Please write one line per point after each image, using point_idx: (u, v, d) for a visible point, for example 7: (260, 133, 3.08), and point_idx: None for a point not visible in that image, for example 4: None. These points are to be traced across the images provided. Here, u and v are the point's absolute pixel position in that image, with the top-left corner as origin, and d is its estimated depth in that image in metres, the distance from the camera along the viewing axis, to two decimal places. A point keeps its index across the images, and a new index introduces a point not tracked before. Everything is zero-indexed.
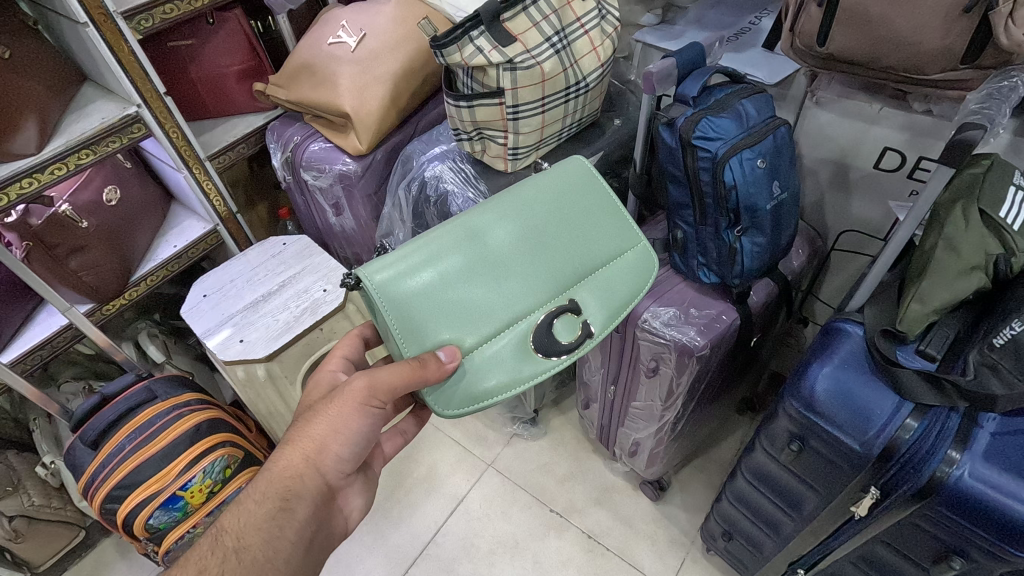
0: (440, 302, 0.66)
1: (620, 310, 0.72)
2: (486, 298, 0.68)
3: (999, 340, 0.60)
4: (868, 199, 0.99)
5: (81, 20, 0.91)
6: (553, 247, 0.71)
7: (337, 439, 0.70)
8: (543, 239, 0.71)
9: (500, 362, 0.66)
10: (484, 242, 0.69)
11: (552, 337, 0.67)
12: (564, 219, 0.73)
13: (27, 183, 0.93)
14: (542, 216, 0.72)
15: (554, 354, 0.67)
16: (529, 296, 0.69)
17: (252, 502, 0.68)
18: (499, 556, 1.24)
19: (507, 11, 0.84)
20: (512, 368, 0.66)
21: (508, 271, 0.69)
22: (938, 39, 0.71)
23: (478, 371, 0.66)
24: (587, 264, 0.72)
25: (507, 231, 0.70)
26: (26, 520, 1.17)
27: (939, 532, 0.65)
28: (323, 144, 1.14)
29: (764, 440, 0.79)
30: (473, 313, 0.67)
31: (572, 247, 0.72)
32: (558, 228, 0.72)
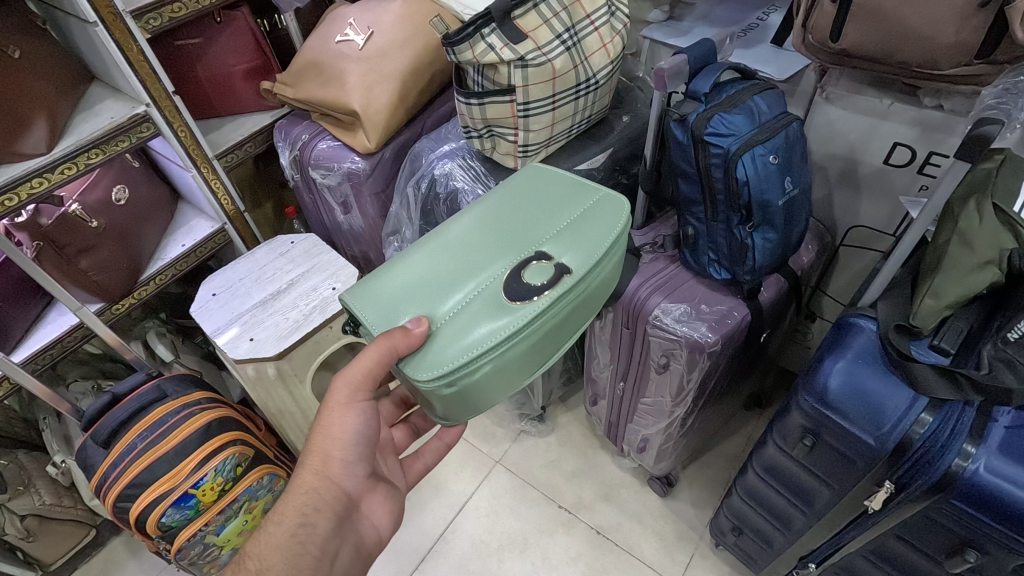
0: (407, 288, 0.71)
1: (597, 249, 0.71)
2: (451, 274, 0.71)
3: (1013, 335, 0.62)
4: (878, 195, 0.99)
5: (91, 20, 0.91)
6: (516, 222, 0.75)
7: (337, 445, 0.73)
8: (505, 218, 0.75)
9: (474, 317, 0.66)
10: (448, 237, 0.75)
11: (524, 282, 0.67)
12: (524, 203, 0.78)
13: (37, 183, 0.94)
14: (501, 205, 0.78)
15: (529, 297, 0.67)
16: (494, 259, 0.71)
17: (272, 524, 0.71)
18: (508, 553, 1.24)
19: (518, 8, 0.84)
20: (487, 322, 0.66)
21: (473, 248, 0.72)
22: (952, 34, 0.71)
23: (453, 333, 0.66)
24: (552, 222, 0.74)
25: (470, 222, 0.76)
26: (37, 519, 1.18)
27: (954, 525, 0.65)
28: (332, 142, 1.14)
29: (776, 435, 0.80)
30: (441, 288, 0.69)
31: (536, 218, 0.75)
32: (520, 210, 0.76)
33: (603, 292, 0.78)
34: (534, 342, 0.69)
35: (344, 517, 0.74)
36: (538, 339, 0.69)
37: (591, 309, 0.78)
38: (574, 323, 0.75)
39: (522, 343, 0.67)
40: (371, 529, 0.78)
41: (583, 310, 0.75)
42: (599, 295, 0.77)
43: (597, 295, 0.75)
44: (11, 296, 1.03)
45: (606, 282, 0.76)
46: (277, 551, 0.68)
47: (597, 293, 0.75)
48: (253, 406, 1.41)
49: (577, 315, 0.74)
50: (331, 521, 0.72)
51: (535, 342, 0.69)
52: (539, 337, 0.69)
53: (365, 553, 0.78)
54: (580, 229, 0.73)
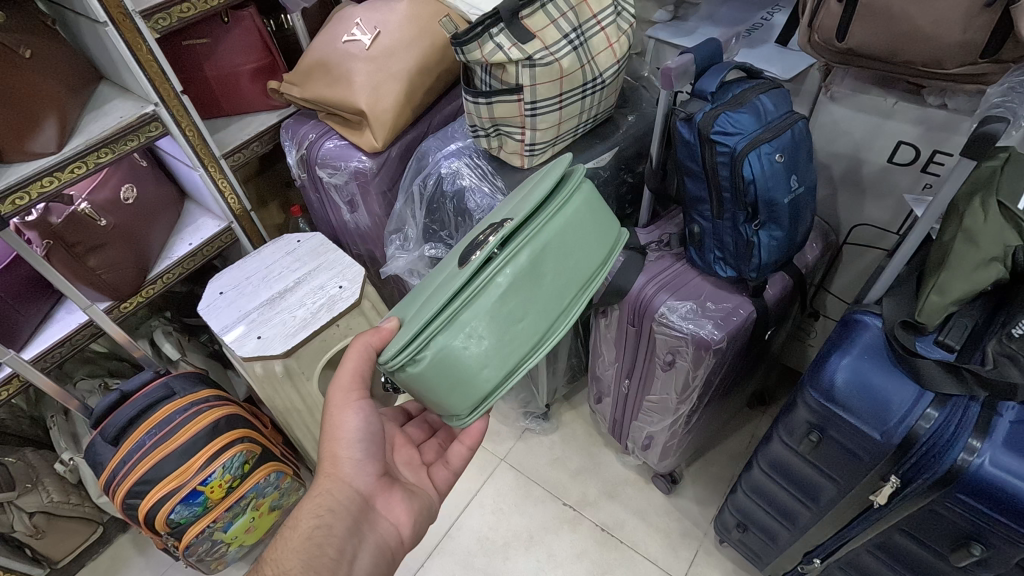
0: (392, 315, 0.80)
1: (537, 198, 0.75)
2: (424, 287, 0.78)
3: (1017, 331, 0.63)
4: (882, 193, 0.99)
5: (102, 19, 0.92)
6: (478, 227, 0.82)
7: (342, 445, 0.76)
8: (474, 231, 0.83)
9: (433, 294, 0.71)
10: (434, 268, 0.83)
11: (470, 249, 0.72)
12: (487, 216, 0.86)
13: (48, 182, 0.94)
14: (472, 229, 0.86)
15: (473, 256, 0.70)
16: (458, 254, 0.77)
17: (290, 529, 0.72)
18: (513, 549, 1.25)
19: (526, 8, 0.85)
20: (442, 290, 0.70)
21: (447, 261, 0.80)
22: (958, 34, 0.72)
23: (415, 315, 0.71)
24: (503, 208, 0.80)
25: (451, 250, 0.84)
26: (46, 515, 1.19)
27: (960, 520, 0.66)
28: (338, 141, 1.15)
29: (782, 431, 0.80)
30: (416, 298, 0.77)
31: (494, 214, 0.81)
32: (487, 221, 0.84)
33: (587, 244, 0.78)
34: (499, 296, 0.69)
35: (360, 517, 0.75)
36: (502, 292, 0.69)
37: (582, 265, 0.77)
38: (557, 280, 0.74)
39: (479, 298, 0.68)
40: (392, 527, 0.78)
41: (562, 263, 0.74)
42: (575, 238, 0.76)
43: (570, 245, 0.75)
44: (22, 294, 1.03)
45: (579, 231, 0.77)
46: (288, 552, 0.69)
47: (572, 244, 0.76)
48: (258, 403, 1.42)
49: (554, 270, 0.74)
50: (349, 521, 0.73)
51: (498, 293, 0.69)
52: (501, 288, 0.69)
53: (390, 552, 0.77)
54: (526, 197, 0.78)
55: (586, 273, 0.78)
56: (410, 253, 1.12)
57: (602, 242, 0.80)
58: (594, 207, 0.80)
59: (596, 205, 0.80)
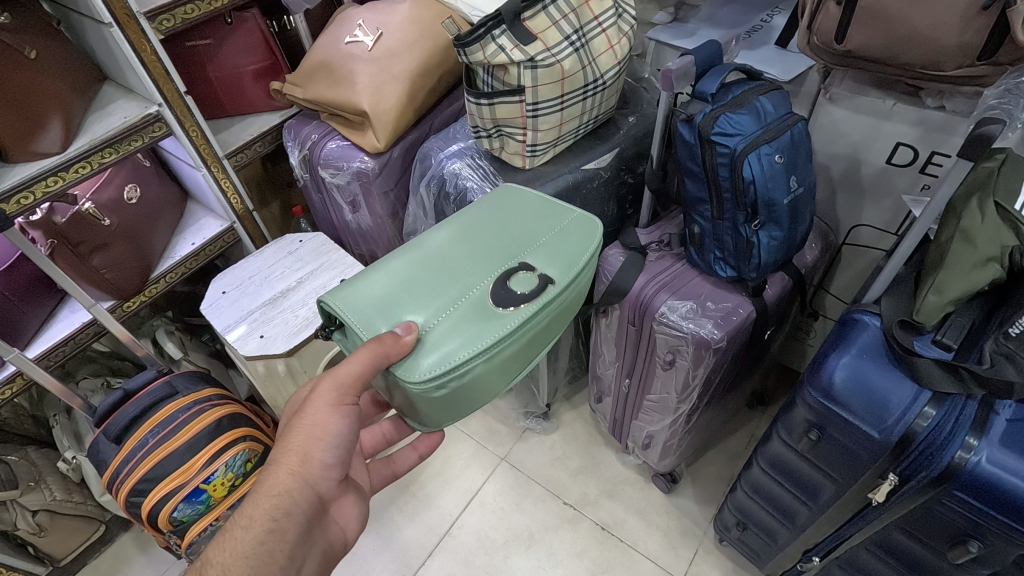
0: (391, 288, 0.70)
1: (579, 261, 0.73)
2: (433, 277, 0.71)
3: (1014, 330, 0.63)
4: (881, 194, 1.00)
5: (106, 21, 0.93)
6: (497, 233, 0.75)
7: (319, 446, 0.70)
8: (485, 230, 0.76)
9: (459, 323, 0.67)
10: (427, 247, 0.75)
11: (508, 290, 0.68)
12: (502, 214, 0.79)
13: (52, 181, 0.95)
14: (481, 219, 0.78)
15: (514, 304, 0.68)
16: (479, 269, 0.71)
17: (240, 529, 0.66)
18: (514, 548, 1.25)
19: (527, 10, 0.86)
20: (473, 326, 0.66)
21: (456, 258, 0.73)
22: (955, 36, 0.73)
23: (438, 338, 0.66)
24: (530, 233, 0.75)
25: (449, 233, 0.76)
26: (48, 514, 1.19)
27: (957, 518, 0.67)
28: (341, 142, 1.15)
29: (781, 429, 0.81)
30: (422, 293, 0.69)
31: (516, 229, 0.76)
32: (501, 223, 0.77)
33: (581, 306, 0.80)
34: (514, 352, 0.70)
35: (317, 520, 0.72)
36: (519, 351, 0.70)
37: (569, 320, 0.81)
38: (556, 330, 0.77)
39: (505, 352, 0.68)
40: (340, 532, 0.76)
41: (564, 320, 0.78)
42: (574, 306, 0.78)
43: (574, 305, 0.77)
44: (26, 292, 1.03)
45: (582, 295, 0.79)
46: (239, 561, 0.63)
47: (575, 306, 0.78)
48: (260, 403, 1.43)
49: (557, 324, 0.75)
50: (303, 527, 0.69)
51: (516, 352, 0.70)
52: (520, 348, 0.70)
53: (332, 556, 0.75)
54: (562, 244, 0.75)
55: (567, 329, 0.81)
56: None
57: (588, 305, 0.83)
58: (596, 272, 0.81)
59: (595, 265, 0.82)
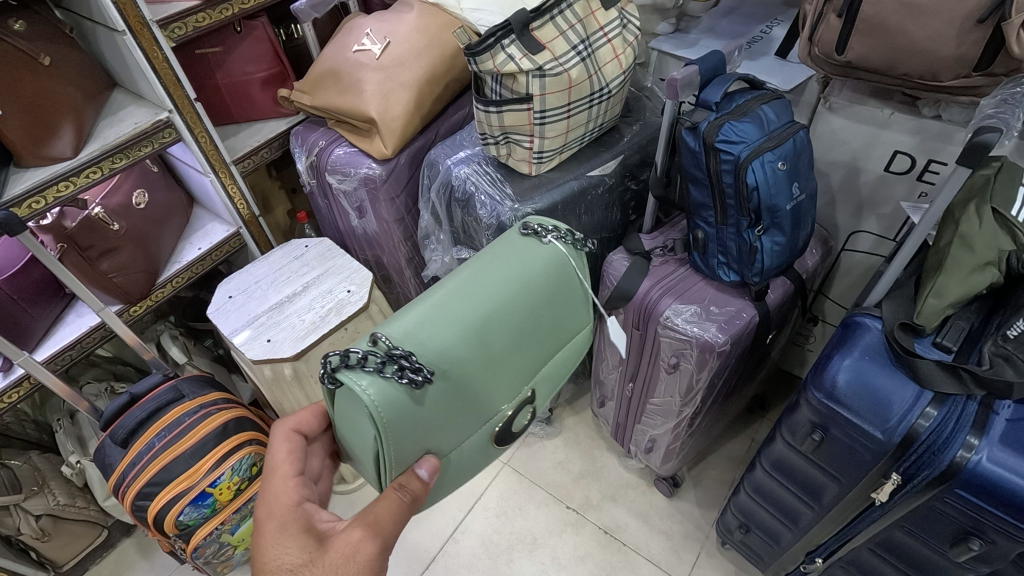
0: (433, 414, 0.66)
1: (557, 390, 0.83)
2: (468, 397, 0.68)
3: (1013, 332, 0.65)
4: (879, 202, 1.03)
5: (120, 28, 0.94)
6: (537, 349, 0.76)
7: None
8: (533, 328, 0.75)
9: (460, 463, 0.72)
10: (490, 333, 0.70)
11: (512, 429, 0.75)
12: (546, 320, 0.76)
13: (64, 186, 0.96)
14: (531, 302, 0.74)
15: (508, 440, 0.76)
16: (514, 387, 0.73)
17: None
18: (518, 552, 1.26)
19: (536, 20, 0.88)
20: (477, 458, 0.74)
21: (502, 362, 0.71)
22: (952, 48, 0.75)
23: (456, 460, 0.71)
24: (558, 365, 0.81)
25: (507, 319, 0.72)
26: (52, 518, 1.19)
27: (957, 515, 0.68)
28: (347, 148, 1.17)
29: (785, 431, 0.82)
30: (453, 405, 0.67)
31: (547, 333, 0.77)
32: (538, 321, 0.75)
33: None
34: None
35: None
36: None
37: None
38: None
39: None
40: None
41: None
42: None
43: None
44: (33, 296, 1.03)
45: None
46: None
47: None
48: (264, 406, 1.42)
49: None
50: None
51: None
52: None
53: None
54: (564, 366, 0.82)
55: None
56: (441, 259, 1.15)
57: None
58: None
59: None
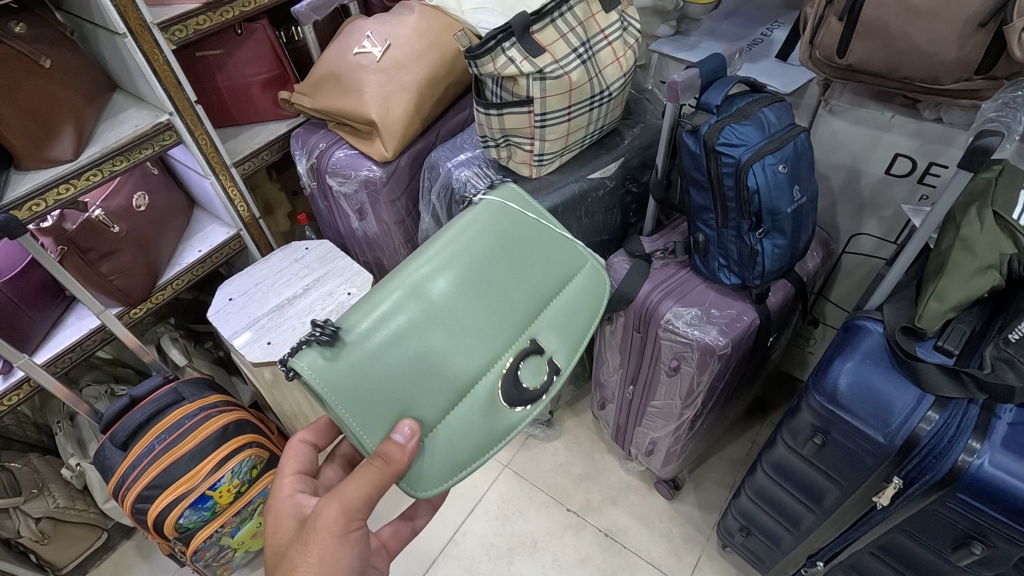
0: (386, 381, 0.62)
1: (581, 341, 0.74)
2: (428, 357, 0.64)
3: (1014, 336, 0.65)
4: (880, 205, 1.02)
5: (121, 31, 0.94)
6: (511, 296, 0.69)
7: None
8: (492, 274, 0.69)
9: (464, 432, 0.65)
10: (433, 288, 0.66)
11: (519, 387, 0.67)
12: (506, 264, 0.70)
13: (64, 189, 0.95)
14: (477, 250, 0.69)
15: (522, 402, 0.67)
16: (493, 341, 0.67)
17: None
18: (519, 555, 1.26)
19: (536, 23, 0.88)
20: (484, 426, 0.65)
21: (460, 314, 0.66)
22: (954, 52, 0.75)
23: (450, 429, 0.64)
24: (556, 313, 0.72)
25: (452, 272, 0.67)
26: (51, 521, 1.18)
27: (959, 519, 0.68)
28: (348, 151, 1.17)
29: (786, 434, 0.82)
30: (413, 368, 0.63)
31: (515, 279, 0.70)
32: (499, 269, 0.70)
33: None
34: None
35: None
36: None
37: None
38: None
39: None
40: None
41: None
42: None
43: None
44: (34, 298, 1.03)
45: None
46: None
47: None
48: (264, 408, 1.42)
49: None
50: None
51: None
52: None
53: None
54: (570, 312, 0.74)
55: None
56: None
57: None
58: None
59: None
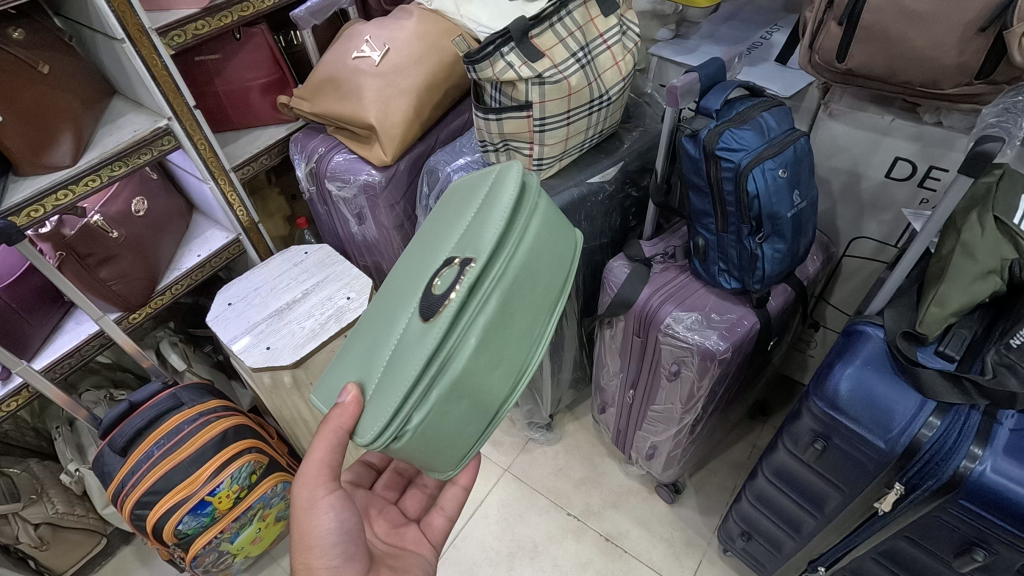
0: (347, 368, 0.69)
1: (497, 228, 0.61)
2: (372, 332, 0.69)
3: (1016, 341, 0.65)
4: (880, 208, 1.02)
5: (120, 37, 0.94)
6: (430, 244, 0.69)
7: (315, 554, 0.66)
8: (422, 243, 0.73)
9: (391, 371, 0.60)
10: (387, 287, 0.75)
11: (428, 303, 0.60)
12: (433, 228, 0.73)
13: (62, 195, 0.95)
14: (417, 239, 0.76)
15: (433, 312, 0.59)
16: (410, 284, 0.66)
17: None
18: (519, 559, 1.25)
19: (535, 28, 0.88)
20: (407, 354, 0.59)
21: (396, 288, 0.71)
22: (954, 56, 0.75)
23: (382, 373, 0.62)
24: (473, 222, 0.65)
25: (399, 265, 0.75)
26: (50, 527, 1.18)
27: (961, 526, 0.68)
28: (347, 155, 1.17)
29: (787, 439, 0.82)
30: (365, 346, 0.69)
31: (436, 232, 0.71)
32: (428, 235, 0.73)
33: (565, 251, 0.69)
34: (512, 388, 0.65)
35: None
36: (510, 370, 0.63)
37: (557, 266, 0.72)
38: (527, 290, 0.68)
39: (492, 390, 0.63)
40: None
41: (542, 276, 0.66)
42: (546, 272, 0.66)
43: (541, 279, 0.65)
44: (32, 304, 1.03)
45: (558, 268, 0.68)
46: None
47: (555, 285, 0.67)
48: (263, 413, 1.42)
49: (534, 303, 0.65)
50: None
51: (501, 371, 0.63)
52: (512, 369, 0.64)
53: None
54: (479, 215, 0.65)
55: (554, 298, 0.68)
56: None
57: (572, 258, 0.71)
58: (553, 219, 0.68)
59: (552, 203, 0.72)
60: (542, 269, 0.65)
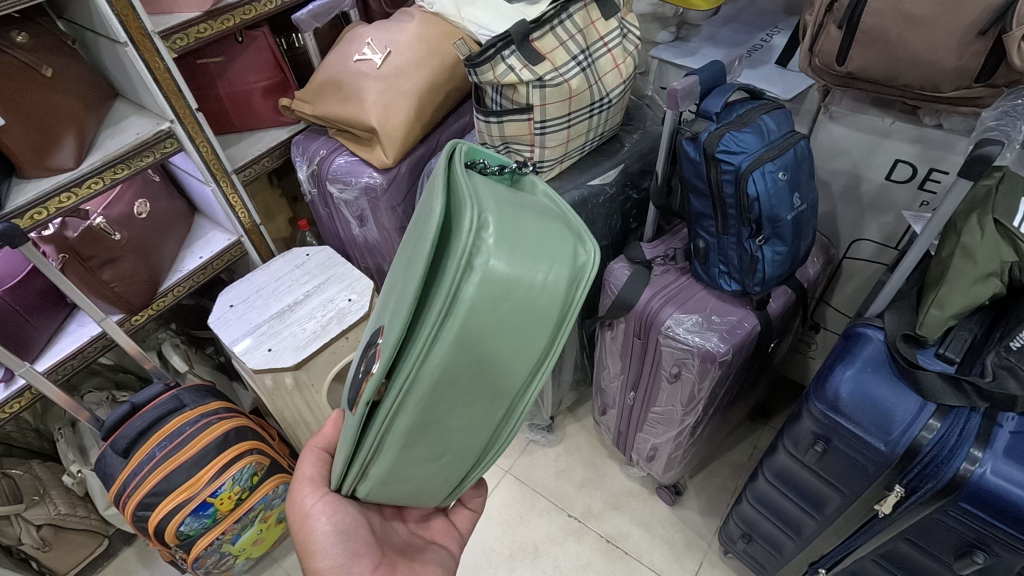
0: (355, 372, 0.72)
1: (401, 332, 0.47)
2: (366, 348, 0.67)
3: (1015, 344, 0.64)
4: (881, 209, 1.02)
5: (122, 40, 0.95)
6: (399, 275, 0.60)
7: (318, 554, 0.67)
8: (407, 252, 0.63)
9: (347, 436, 0.61)
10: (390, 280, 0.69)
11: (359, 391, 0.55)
12: (413, 237, 0.61)
13: (65, 198, 0.96)
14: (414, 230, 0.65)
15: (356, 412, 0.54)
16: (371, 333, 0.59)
17: None
18: (519, 561, 1.25)
19: (536, 31, 0.88)
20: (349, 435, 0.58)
21: (382, 306, 0.65)
22: (953, 60, 0.75)
23: (348, 427, 0.63)
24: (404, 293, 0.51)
25: (400, 258, 0.67)
26: (53, 528, 1.18)
27: (962, 529, 0.68)
28: (348, 157, 1.17)
29: (787, 441, 0.82)
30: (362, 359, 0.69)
31: (410, 252, 0.60)
32: (410, 246, 0.62)
33: (530, 328, 0.49)
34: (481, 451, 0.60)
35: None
36: (465, 450, 0.58)
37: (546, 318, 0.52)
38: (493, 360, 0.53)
39: (446, 465, 0.59)
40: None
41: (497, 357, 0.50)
42: (497, 358, 0.50)
43: (484, 374, 0.50)
44: (35, 306, 1.04)
45: (518, 353, 0.50)
46: None
47: (515, 371, 0.51)
48: (264, 414, 1.42)
49: (479, 398, 0.52)
50: None
51: (449, 455, 0.58)
52: (462, 454, 0.58)
53: None
54: (406, 289, 0.51)
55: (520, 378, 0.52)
56: None
57: (553, 326, 0.50)
58: (502, 288, 0.47)
59: (524, 247, 0.48)
60: (481, 368, 0.50)
